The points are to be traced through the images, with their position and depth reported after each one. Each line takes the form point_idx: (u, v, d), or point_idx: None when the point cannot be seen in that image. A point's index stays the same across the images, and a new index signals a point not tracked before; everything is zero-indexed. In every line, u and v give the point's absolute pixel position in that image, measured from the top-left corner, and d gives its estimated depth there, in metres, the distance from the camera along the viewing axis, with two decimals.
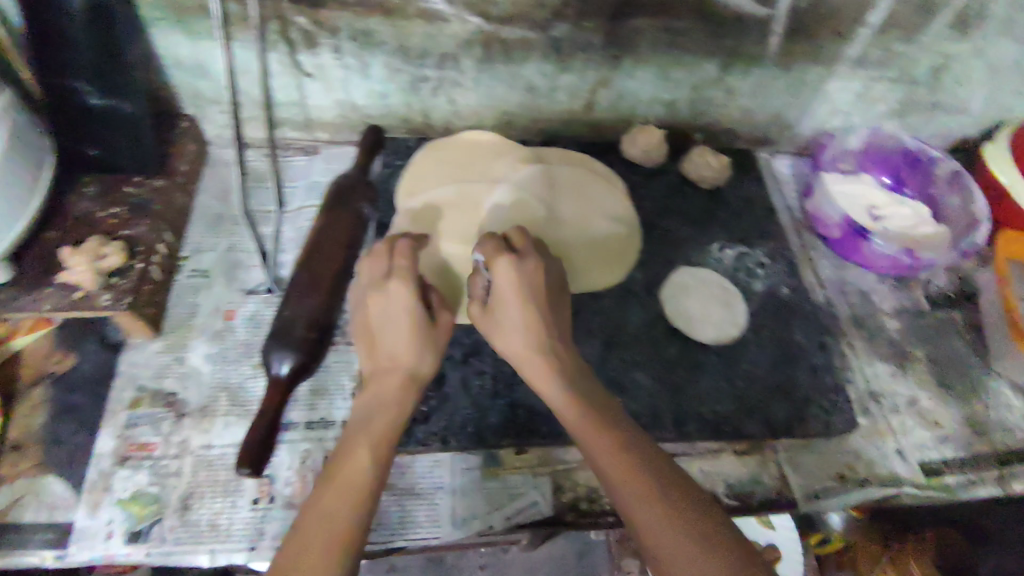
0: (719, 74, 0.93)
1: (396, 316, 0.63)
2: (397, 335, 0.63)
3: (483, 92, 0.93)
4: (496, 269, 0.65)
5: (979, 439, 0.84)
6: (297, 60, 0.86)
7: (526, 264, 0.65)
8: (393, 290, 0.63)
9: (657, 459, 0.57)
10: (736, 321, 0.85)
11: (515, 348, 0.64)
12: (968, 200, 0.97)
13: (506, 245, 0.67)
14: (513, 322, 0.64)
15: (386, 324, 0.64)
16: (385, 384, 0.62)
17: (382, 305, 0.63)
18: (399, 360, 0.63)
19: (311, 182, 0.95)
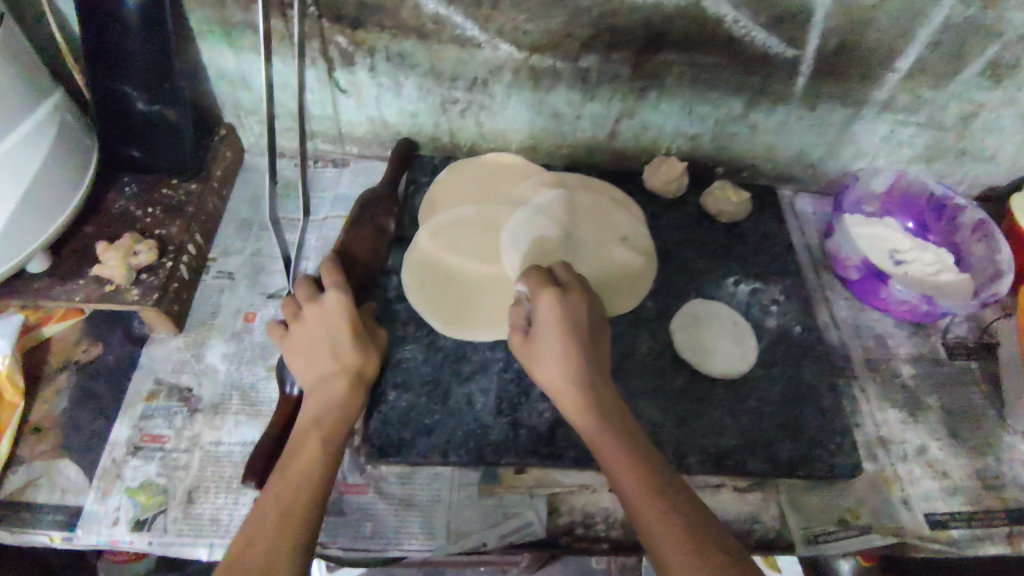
0: (744, 110, 0.93)
1: (327, 323, 0.69)
2: (337, 339, 0.69)
3: (510, 116, 0.95)
4: (542, 301, 0.70)
5: (989, 494, 0.82)
6: (333, 77, 0.90)
7: (570, 298, 0.71)
8: (331, 303, 0.70)
9: (662, 470, 0.60)
10: (746, 357, 0.85)
11: (553, 379, 0.67)
12: (993, 250, 0.96)
13: (551, 280, 0.72)
14: (552, 352, 0.67)
15: (322, 335, 0.69)
16: (331, 384, 0.66)
17: (323, 317, 0.69)
18: (335, 365, 0.68)
19: (337, 194, 0.98)
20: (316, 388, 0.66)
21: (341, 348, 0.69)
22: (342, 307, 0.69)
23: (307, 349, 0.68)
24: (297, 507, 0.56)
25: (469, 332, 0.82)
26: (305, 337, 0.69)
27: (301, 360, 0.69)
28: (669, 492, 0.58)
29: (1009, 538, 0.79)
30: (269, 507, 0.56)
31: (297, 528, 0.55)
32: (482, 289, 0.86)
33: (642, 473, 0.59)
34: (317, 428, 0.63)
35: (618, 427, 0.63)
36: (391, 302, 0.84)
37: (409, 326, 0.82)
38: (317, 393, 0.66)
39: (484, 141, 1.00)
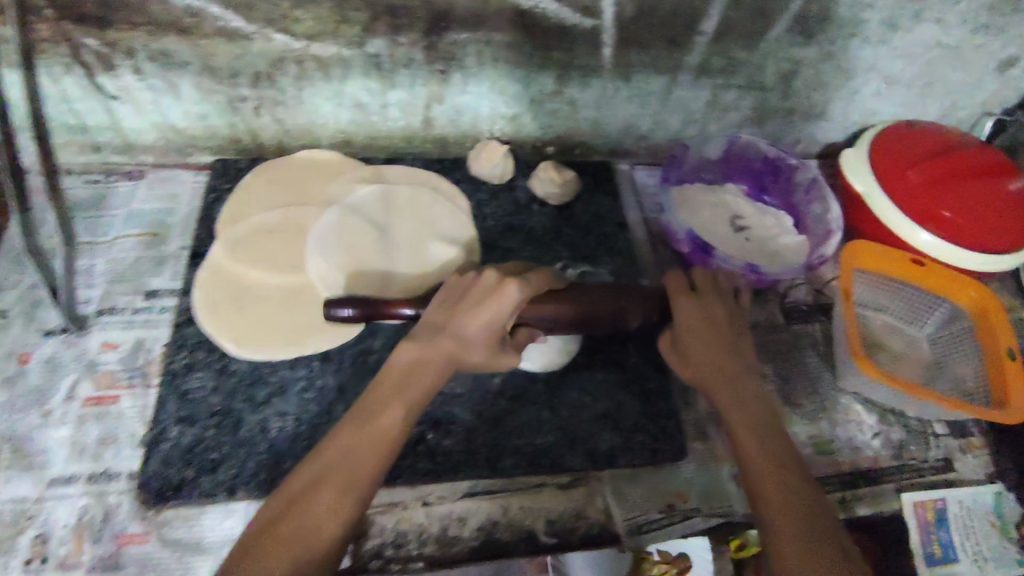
0: (557, 86, 0.88)
1: (488, 303, 0.65)
2: (475, 323, 0.65)
3: (310, 111, 0.88)
4: (678, 306, 0.76)
5: (823, 459, 0.81)
6: (98, 83, 0.81)
7: (713, 310, 0.76)
8: (508, 295, 0.65)
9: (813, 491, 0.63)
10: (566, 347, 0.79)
11: (699, 373, 0.73)
12: (825, 208, 0.94)
13: (688, 285, 0.78)
14: (697, 351, 0.74)
15: (474, 308, 0.65)
16: (437, 349, 0.64)
17: (492, 299, 0.65)
18: (461, 341, 0.65)
19: (131, 210, 0.89)
20: (422, 344, 0.64)
21: (479, 328, 0.65)
22: (510, 303, 0.65)
23: (456, 318, 0.66)
24: (359, 479, 0.58)
25: (264, 352, 0.76)
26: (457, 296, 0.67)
27: (438, 305, 0.67)
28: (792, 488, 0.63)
29: (842, 505, 0.79)
30: (332, 464, 0.58)
31: (361, 493, 0.57)
32: (281, 300, 0.79)
33: (772, 470, 0.65)
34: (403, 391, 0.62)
35: (751, 421, 0.69)
36: (180, 326, 0.77)
37: (199, 351, 0.76)
38: (425, 351, 0.64)
39: (290, 139, 0.92)
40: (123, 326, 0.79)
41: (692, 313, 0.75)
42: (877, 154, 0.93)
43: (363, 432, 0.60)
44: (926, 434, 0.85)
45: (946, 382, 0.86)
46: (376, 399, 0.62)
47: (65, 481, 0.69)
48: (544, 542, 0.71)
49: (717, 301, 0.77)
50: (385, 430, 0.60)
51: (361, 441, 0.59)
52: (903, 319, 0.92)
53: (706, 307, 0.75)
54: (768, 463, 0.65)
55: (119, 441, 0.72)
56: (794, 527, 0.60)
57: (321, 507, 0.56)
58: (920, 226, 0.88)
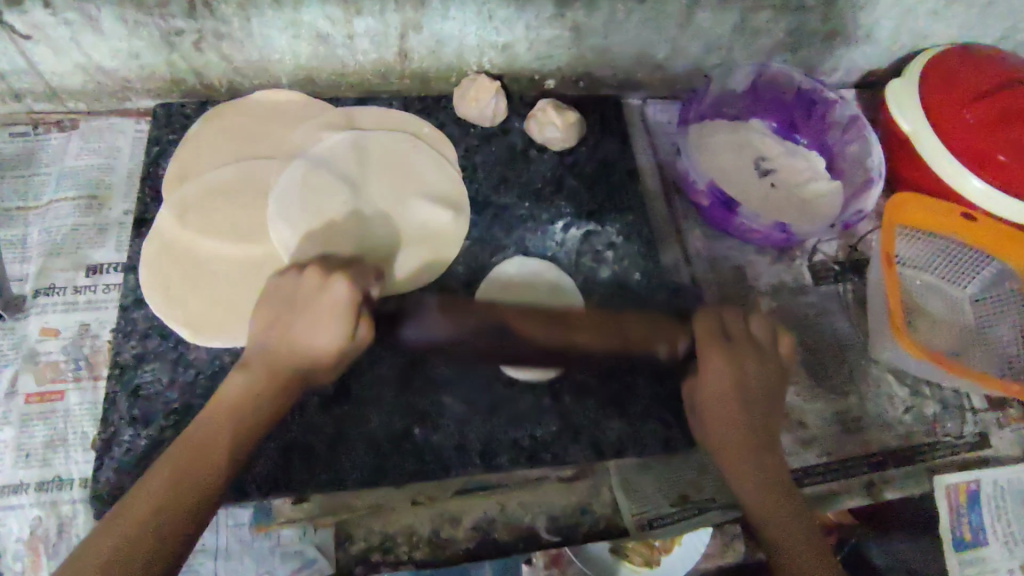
0: (557, 9, 0.74)
1: (314, 312, 0.57)
2: (313, 327, 0.57)
3: (261, 45, 0.74)
4: (709, 357, 0.65)
5: (850, 438, 0.74)
6: (2, 20, 0.67)
7: (742, 361, 0.65)
8: (335, 290, 0.58)
9: (826, 555, 0.57)
10: (569, 329, 0.69)
11: (718, 439, 0.64)
12: (865, 151, 0.82)
13: (721, 332, 0.67)
14: (725, 410, 0.64)
15: (310, 314, 0.57)
16: (269, 373, 0.58)
17: (319, 302, 0.58)
18: (300, 356, 0.58)
19: (64, 167, 0.77)
20: (257, 368, 0.58)
21: (318, 337, 0.57)
22: (342, 303, 0.57)
23: (284, 335, 0.58)
24: (199, 505, 0.51)
25: (223, 339, 0.66)
26: (287, 304, 0.59)
27: (265, 323, 0.59)
28: (820, 557, 0.57)
29: (870, 489, 0.73)
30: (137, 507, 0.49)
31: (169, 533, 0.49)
32: (240, 277, 0.68)
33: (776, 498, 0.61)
34: (229, 416, 0.55)
35: (752, 455, 0.63)
36: (127, 310, 0.68)
37: (151, 339, 0.67)
38: (257, 377, 0.57)
39: (243, 78, 0.79)
40: (64, 310, 0.70)
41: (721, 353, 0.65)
42: (929, 85, 0.80)
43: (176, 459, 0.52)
44: (964, 409, 0.77)
45: (988, 349, 0.78)
46: (196, 437, 0.54)
47: (10, 492, 0.63)
48: (546, 539, 0.67)
49: (751, 349, 0.66)
50: (218, 450, 0.53)
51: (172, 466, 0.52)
52: (945, 278, 0.82)
53: (738, 357, 0.65)
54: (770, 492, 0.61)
55: (68, 444, 0.65)
56: None
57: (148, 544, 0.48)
58: (970, 169, 0.77)
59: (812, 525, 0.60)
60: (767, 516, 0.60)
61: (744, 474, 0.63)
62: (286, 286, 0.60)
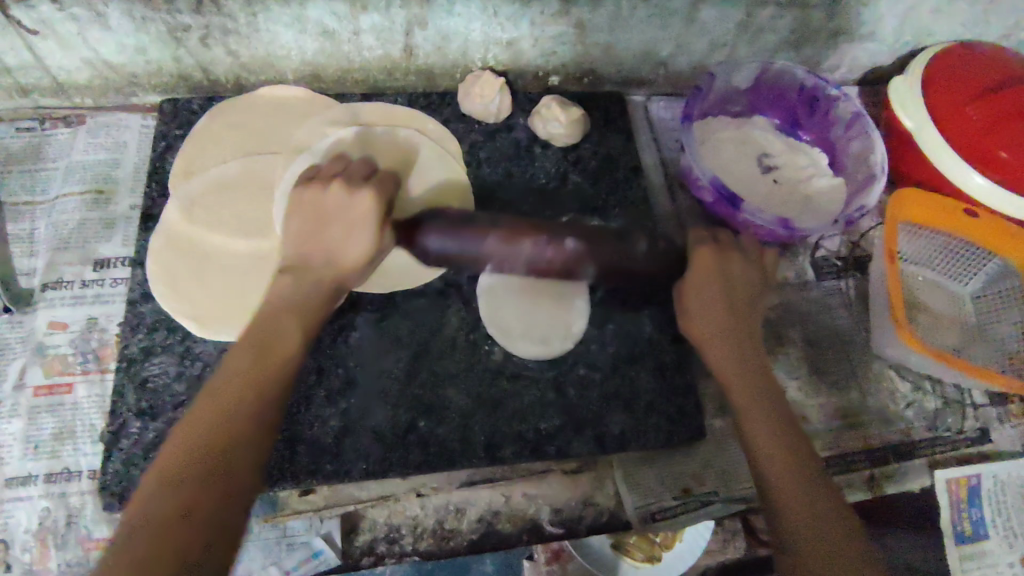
0: (562, 6, 0.74)
1: (344, 220, 0.58)
2: (347, 232, 0.58)
3: (267, 41, 0.74)
4: (701, 259, 0.69)
5: (852, 432, 0.75)
6: (10, 15, 0.67)
7: (731, 266, 0.70)
8: (359, 202, 0.59)
9: (820, 476, 0.60)
10: (568, 330, 0.71)
11: (705, 331, 0.68)
12: (868, 146, 0.82)
13: (713, 242, 0.71)
14: (718, 311, 0.68)
15: (338, 228, 0.58)
16: (307, 281, 0.59)
17: (343, 214, 0.58)
18: (331, 270, 0.59)
19: (71, 162, 0.77)
20: (296, 280, 0.58)
21: (354, 246, 0.59)
22: (370, 212, 0.59)
23: (316, 241, 0.59)
24: (242, 444, 0.51)
25: (230, 332, 0.66)
26: (314, 215, 0.59)
27: (295, 235, 0.59)
28: (794, 453, 0.61)
29: (869, 483, 0.74)
30: (180, 462, 0.49)
31: (224, 479, 0.49)
32: (247, 271, 0.69)
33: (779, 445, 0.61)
34: (253, 361, 0.54)
35: (762, 398, 0.64)
36: (134, 303, 0.68)
37: (158, 333, 0.67)
38: (300, 283, 0.58)
39: (249, 74, 0.79)
40: (71, 303, 0.70)
41: (708, 286, 0.68)
42: (932, 82, 0.80)
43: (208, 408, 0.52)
44: (965, 404, 0.77)
45: (989, 345, 0.78)
46: (219, 388, 0.53)
47: (19, 483, 0.63)
48: (549, 532, 0.68)
49: (736, 252, 0.71)
50: (245, 392, 0.52)
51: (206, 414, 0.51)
52: (946, 274, 0.82)
53: (727, 261, 0.70)
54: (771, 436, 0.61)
55: (76, 436, 0.65)
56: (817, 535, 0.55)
57: (209, 489, 0.48)
58: (973, 166, 0.78)
59: (800, 437, 0.62)
60: (773, 457, 0.60)
61: (754, 420, 0.63)
62: (309, 202, 0.59)
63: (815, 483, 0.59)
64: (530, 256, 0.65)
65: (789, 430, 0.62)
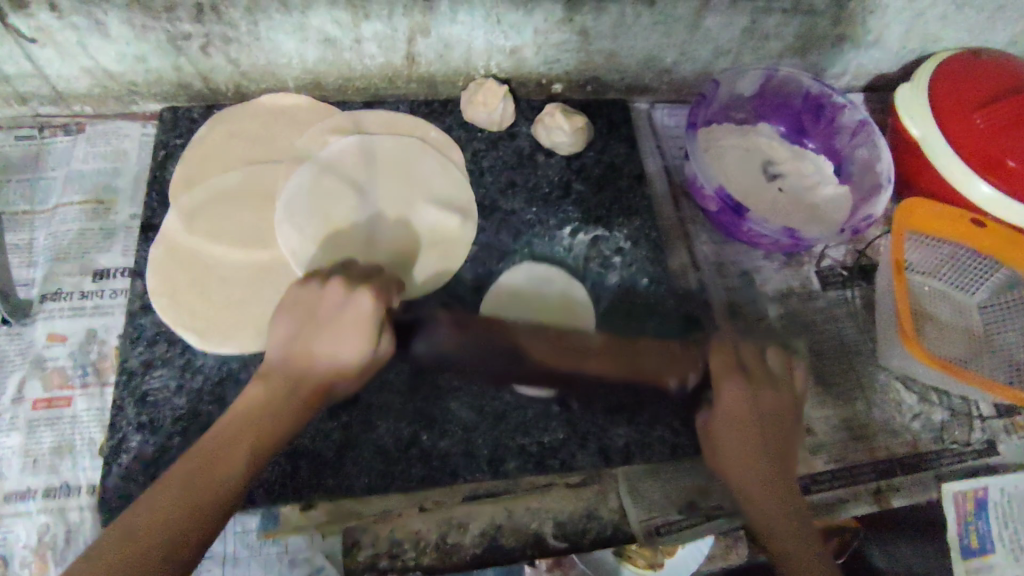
0: (565, 14, 0.74)
1: (340, 321, 0.58)
2: (337, 340, 0.57)
3: (268, 49, 0.74)
4: (723, 389, 0.66)
5: (858, 444, 0.74)
6: (8, 24, 0.67)
7: (759, 395, 0.65)
8: (361, 303, 0.58)
9: None
10: (581, 349, 0.67)
11: (729, 462, 0.65)
12: (874, 155, 0.81)
13: (739, 364, 0.67)
14: (738, 441, 0.65)
15: (334, 326, 0.58)
16: (289, 392, 0.57)
17: (344, 313, 0.58)
18: (322, 369, 0.58)
19: (70, 171, 0.77)
20: (274, 383, 0.57)
21: (343, 350, 0.57)
22: (368, 314, 0.58)
23: (307, 343, 0.58)
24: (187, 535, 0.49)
25: (231, 344, 0.66)
26: (310, 316, 0.59)
27: (289, 335, 0.59)
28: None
29: (877, 496, 0.73)
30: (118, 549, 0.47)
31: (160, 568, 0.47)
32: (248, 282, 0.68)
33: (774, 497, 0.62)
34: (217, 449, 0.53)
35: (767, 488, 0.62)
36: (134, 315, 0.68)
37: (158, 345, 0.66)
38: (273, 390, 0.57)
39: (250, 82, 0.78)
40: (70, 314, 0.70)
41: (717, 361, 0.67)
42: (939, 91, 0.79)
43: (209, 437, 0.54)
44: (972, 415, 0.77)
45: (997, 356, 0.78)
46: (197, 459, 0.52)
47: (17, 497, 0.63)
48: (552, 546, 0.67)
49: (768, 386, 0.66)
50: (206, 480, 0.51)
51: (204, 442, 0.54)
52: (953, 283, 0.82)
53: (758, 393, 0.66)
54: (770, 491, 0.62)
55: (76, 449, 0.65)
56: None
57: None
58: (980, 176, 0.77)
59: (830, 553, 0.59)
60: (787, 541, 0.59)
61: (751, 491, 0.63)
62: (310, 297, 0.60)
63: None
64: (542, 367, 0.66)
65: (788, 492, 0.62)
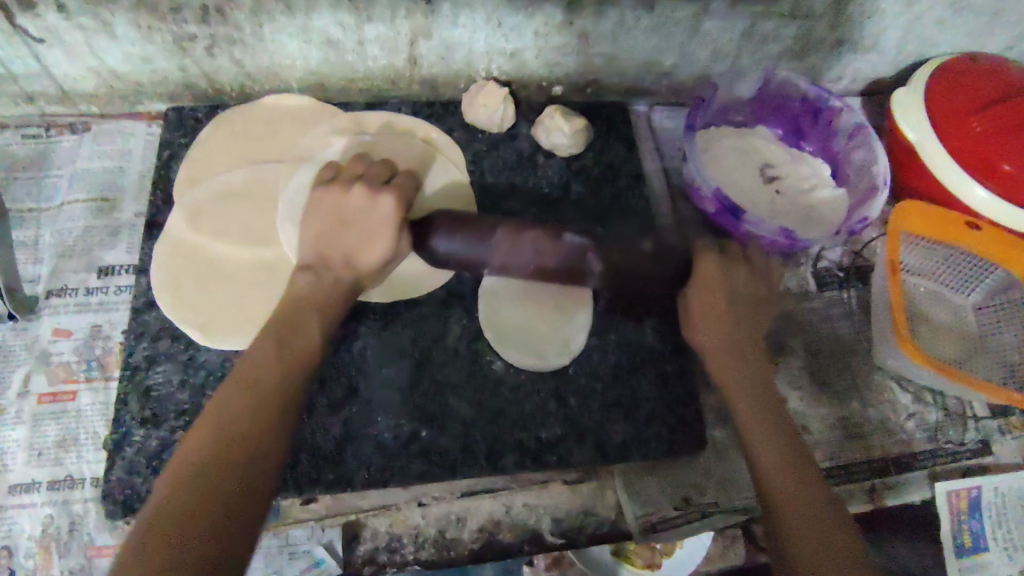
0: (566, 17, 0.75)
1: (365, 223, 0.61)
2: (365, 237, 0.61)
3: (272, 51, 0.75)
4: (701, 273, 0.71)
5: (853, 443, 0.75)
6: (16, 24, 0.68)
7: (733, 278, 0.71)
8: (384, 204, 0.62)
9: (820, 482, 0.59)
10: (566, 343, 0.71)
11: (705, 338, 0.70)
12: (870, 157, 0.82)
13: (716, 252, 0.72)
14: (714, 322, 0.69)
15: (361, 226, 0.61)
16: (325, 288, 0.61)
17: (369, 213, 0.61)
18: (352, 267, 0.61)
19: (76, 169, 0.78)
20: (314, 278, 0.61)
21: (371, 248, 0.61)
22: (393, 216, 0.61)
23: (336, 239, 0.61)
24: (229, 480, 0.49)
25: (234, 341, 0.67)
26: (336, 218, 0.62)
27: (316, 233, 0.62)
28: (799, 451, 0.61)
29: (870, 495, 0.74)
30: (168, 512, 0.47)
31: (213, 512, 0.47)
32: (251, 278, 0.69)
33: (771, 446, 0.61)
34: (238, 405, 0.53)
35: (741, 367, 0.67)
36: (138, 311, 0.68)
37: (162, 340, 0.67)
38: (316, 282, 0.61)
39: (254, 83, 0.79)
40: (76, 311, 0.71)
41: (714, 302, 0.69)
42: (935, 94, 0.81)
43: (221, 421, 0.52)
44: (966, 416, 0.77)
45: (990, 357, 0.79)
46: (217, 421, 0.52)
47: (22, 490, 0.64)
48: (550, 541, 0.68)
49: (741, 269, 0.72)
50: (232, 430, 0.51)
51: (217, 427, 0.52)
52: (948, 285, 0.82)
53: (731, 275, 0.71)
54: (765, 444, 0.62)
55: (79, 443, 0.65)
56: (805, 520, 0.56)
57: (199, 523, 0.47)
58: (974, 178, 0.78)
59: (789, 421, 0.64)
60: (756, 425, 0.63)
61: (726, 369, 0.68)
62: (335, 201, 0.62)
63: (807, 471, 0.60)
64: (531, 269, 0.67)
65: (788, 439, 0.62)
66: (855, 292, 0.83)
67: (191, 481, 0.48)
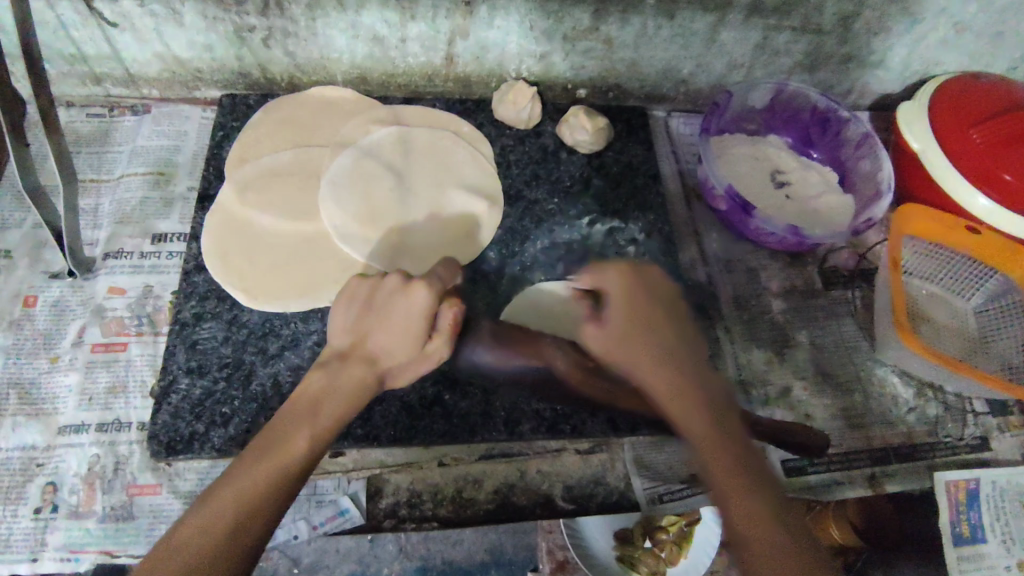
0: (593, 22, 0.81)
1: (393, 312, 0.59)
2: (394, 334, 0.58)
3: (322, 44, 0.82)
4: (607, 277, 0.66)
5: (854, 432, 0.78)
6: (94, 9, 0.75)
7: (642, 273, 0.66)
8: (416, 297, 0.59)
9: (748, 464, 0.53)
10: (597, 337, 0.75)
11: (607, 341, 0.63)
12: (877, 166, 0.86)
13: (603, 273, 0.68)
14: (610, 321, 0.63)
15: (389, 319, 0.58)
16: (348, 375, 0.57)
17: (399, 303, 0.59)
18: (376, 362, 0.58)
19: (136, 146, 0.85)
20: (333, 371, 0.58)
21: (399, 344, 0.58)
22: (421, 309, 0.58)
23: (362, 332, 0.59)
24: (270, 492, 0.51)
25: (275, 303, 0.72)
26: (363, 305, 0.60)
27: (343, 325, 0.60)
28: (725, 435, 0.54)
29: (870, 483, 0.76)
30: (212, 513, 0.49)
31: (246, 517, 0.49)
32: (291, 248, 0.75)
33: (707, 444, 0.54)
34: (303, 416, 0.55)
35: (660, 345, 0.60)
36: (188, 273, 0.74)
37: (209, 301, 0.73)
38: (336, 376, 0.57)
39: (303, 74, 0.86)
40: (130, 271, 0.77)
41: (617, 301, 0.63)
42: (939, 111, 0.85)
43: (231, 503, 0.50)
44: (965, 411, 0.81)
45: (989, 356, 0.82)
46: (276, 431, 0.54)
47: (73, 430, 0.69)
48: (561, 507, 0.72)
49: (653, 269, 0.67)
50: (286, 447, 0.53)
51: (228, 509, 0.49)
52: (950, 287, 0.87)
53: (641, 276, 0.65)
54: (702, 438, 0.54)
55: (127, 390, 0.71)
56: (757, 526, 0.49)
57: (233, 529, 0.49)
58: (977, 190, 0.82)
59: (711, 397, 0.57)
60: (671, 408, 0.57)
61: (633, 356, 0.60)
62: (368, 286, 0.61)
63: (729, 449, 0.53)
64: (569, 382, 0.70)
65: (707, 400, 0.56)
66: (861, 292, 0.87)
67: (223, 502, 0.50)
